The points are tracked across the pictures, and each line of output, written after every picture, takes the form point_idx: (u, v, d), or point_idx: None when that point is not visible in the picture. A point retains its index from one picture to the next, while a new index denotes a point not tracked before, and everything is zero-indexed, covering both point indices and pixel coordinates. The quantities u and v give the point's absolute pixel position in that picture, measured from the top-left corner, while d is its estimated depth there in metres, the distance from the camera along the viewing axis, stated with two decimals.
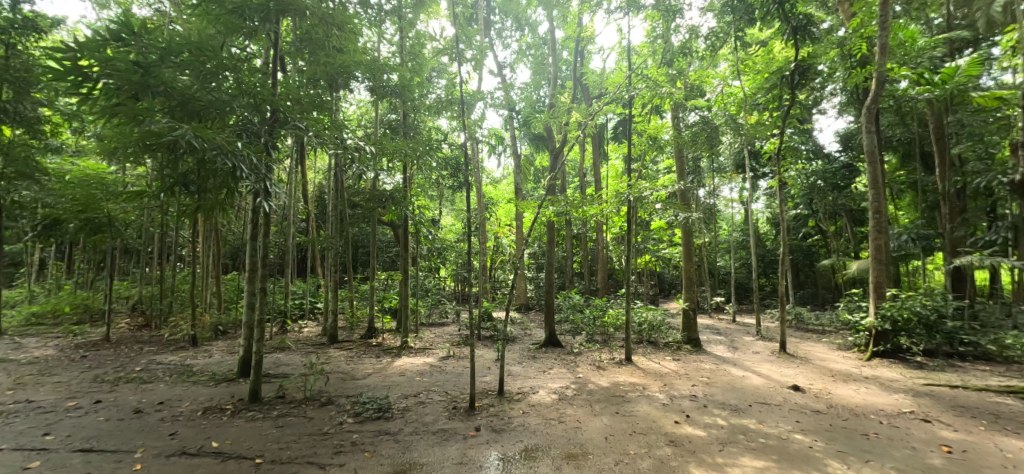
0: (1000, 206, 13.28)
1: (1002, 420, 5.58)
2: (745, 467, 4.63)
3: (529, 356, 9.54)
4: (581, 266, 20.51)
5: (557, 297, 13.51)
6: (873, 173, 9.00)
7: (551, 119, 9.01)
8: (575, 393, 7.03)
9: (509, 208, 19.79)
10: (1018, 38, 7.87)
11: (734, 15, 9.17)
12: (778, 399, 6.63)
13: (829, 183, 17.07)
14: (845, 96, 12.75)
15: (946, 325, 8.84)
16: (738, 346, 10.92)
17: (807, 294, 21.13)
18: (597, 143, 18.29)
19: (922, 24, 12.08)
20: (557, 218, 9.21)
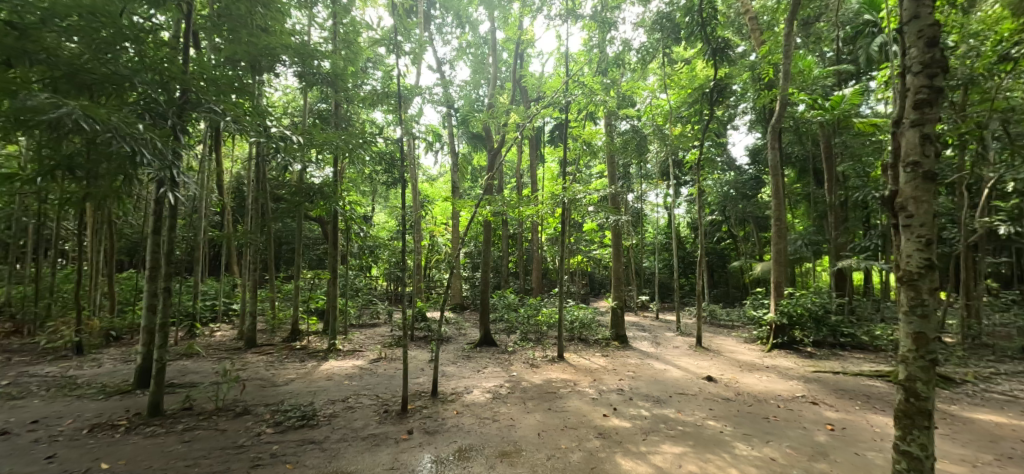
0: (872, 218, 15.49)
1: (871, 400, 6.54)
2: (666, 454, 4.99)
3: (464, 356, 9.49)
4: (516, 266, 20.81)
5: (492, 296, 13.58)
6: (775, 185, 10.07)
7: (490, 118, 8.97)
8: (509, 391, 7.10)
9: (445, 207, 19.52)
10: (891, 75, 9.20)
11: (662, 33, 9.87)
12: (694, 389, 7.22)
13: (739, 192, 18.86)
14: (754, 114, 14.16)
15: (832, 319, 10.14)
16: (661, 341, 11.69)
17: (718, 293, 23.16)
18: (534, 145, 18.64)
19: (819, 56, 13.71)
20: (494, 218, 9.24)
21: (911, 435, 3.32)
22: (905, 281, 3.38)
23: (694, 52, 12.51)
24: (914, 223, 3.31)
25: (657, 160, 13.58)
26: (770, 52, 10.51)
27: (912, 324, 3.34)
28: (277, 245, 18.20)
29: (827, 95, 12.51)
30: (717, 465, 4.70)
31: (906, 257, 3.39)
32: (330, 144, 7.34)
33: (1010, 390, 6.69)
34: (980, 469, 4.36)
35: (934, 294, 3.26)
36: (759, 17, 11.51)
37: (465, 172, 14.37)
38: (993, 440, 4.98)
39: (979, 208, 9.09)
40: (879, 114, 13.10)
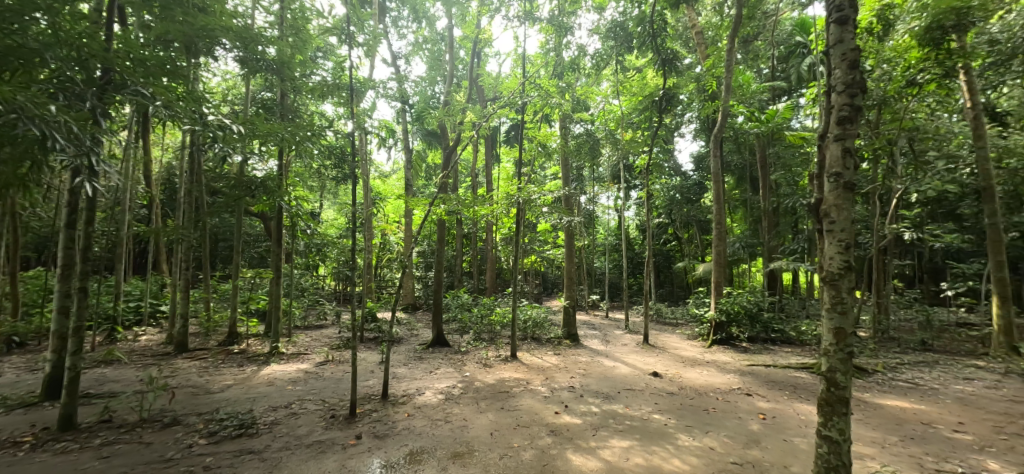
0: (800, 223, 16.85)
1: (797, 390, 7.12)
2: (614, 448, 5.17)
3: (416, 357, 9.30)
4: (469, 266, 20.69)
5: (445, 296, 13.40)
6: (716, 191, 10.69)
7: (445, 116, 8.77)
8: (462, 391, 7.05)
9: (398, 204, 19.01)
10: (818, 93, 10.05)
11: (616, 40, 10.26)
12: (641, 385, 7.53)
13: (684, 197, 19.89)
14: (698, 123, 14.97)
15: (764, 316, 10.93)
16: (610, 339, 12.07)
17: (663, 293, 24.27)
18: (490, 145, 18.63)
19: (756, 72, 14.76)
20: (449, 217, 9.14)
21: (832, 421, 3.64)
22: (828, 281, 3.70)
23: (645, 61, 12.99)
24: (836, 228, 3.64)
25: (609, 163, 14.01)
26: (714, 66, 11.16)
27: (833, 320, 3.66)
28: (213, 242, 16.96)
29: (763, 109, 13.48)
30: (662, 456, 4.93)
31: (828, 259, 3.71)
32: (273, 135, 6.85)
33: (912, 378, 7.51)
34: (887, 450, 4.88)
35: (851, 293, 3.58)
36: (705, 32, 12.20)
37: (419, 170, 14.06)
38: (897, 423, 5.59)
39: (889, 216, 10.10)
40: (807, 128, 14.34)
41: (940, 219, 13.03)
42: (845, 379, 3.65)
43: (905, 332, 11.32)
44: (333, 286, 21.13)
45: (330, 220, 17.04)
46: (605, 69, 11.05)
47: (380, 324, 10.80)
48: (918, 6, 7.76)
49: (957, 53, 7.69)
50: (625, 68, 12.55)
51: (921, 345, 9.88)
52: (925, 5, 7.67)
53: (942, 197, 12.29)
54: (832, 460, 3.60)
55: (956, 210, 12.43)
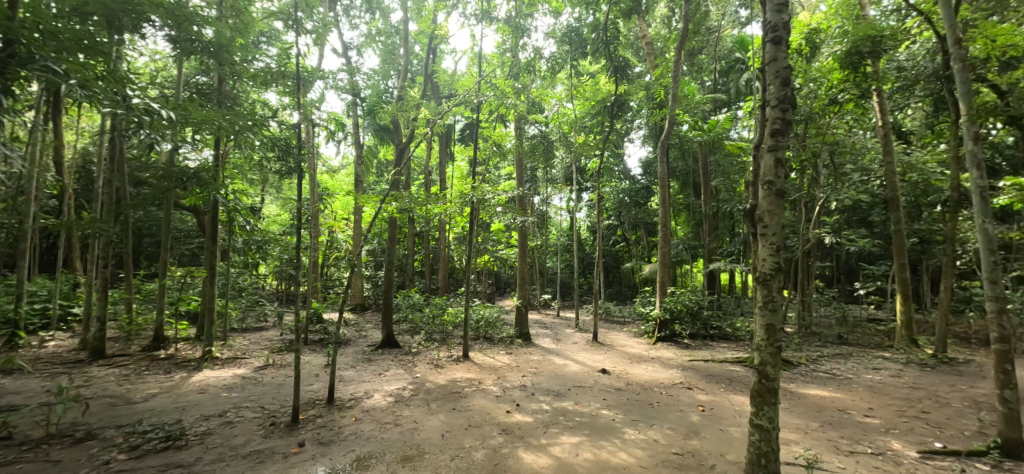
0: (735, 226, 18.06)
1: (732, 383, 7.62)
2: (564, 444, 5.28)
3: (365, 359, 8.98)
4: (421, 265, 20.33)
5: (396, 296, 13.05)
6: (663, 194, 11.20)
7: (397, 111, 8.43)
8: (412, 393, 6.90)
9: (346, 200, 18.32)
10: (754, 107, 10.82)
11: (570, 46, 10.32)
12: (590, 381, 7.74)
13: (632, 200, 20.69)
14: (647, 130, 15.64)
15: (704, 314, 11.61)
16: (561, 338, 12.29)
17: (612, 292, 25.10)
18: (444, 143, 18.39)
19: (701, 84, 15.66)
20: (400, 215, 8.93)
21: (763, 411, 3.89)
22: (761, 281, 3.97)
23: (598, 67, 13.35)
24: (769, 232, 3.91)
25: (563, 164, 14.30)
26: (662, 76, 11.73)
27: (765, 316, 3.94)
28: (136, 237, 15.50)
29: (705, 119, 14.33)
30: (610, 450, 5.10)
31: (761, 260, 4.00)
32: (209, 124, 6.32)
33: (831, 369, 8.26)
34: (809, 435, 5.35)
35: (780, 292, 3.90)
36: (654, 43, 12.85)
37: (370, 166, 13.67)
38: (818, 410, 6.14)
39: (813, 221, 11.05)
40: (744, 138, 15.42)
41: (854, 225, 14.42)
42: (773, 370, 3.94)
43: (824, 327, 12.44)
44: (274, 285, 19.97)
45: (272, 217, 16.11)
46: (560, 72, 11.08)
47: (325, 325, 10.31)
48: (841, 33, 8.61)
49: (871, 76, 8.49)
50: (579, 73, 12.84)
51: (837, 339, 10.93)
52: (846, 32, 8.51)
53: (856, 206, 13.60)
54: (762, 447, 3.86)
55: (868, 217, 13.78)
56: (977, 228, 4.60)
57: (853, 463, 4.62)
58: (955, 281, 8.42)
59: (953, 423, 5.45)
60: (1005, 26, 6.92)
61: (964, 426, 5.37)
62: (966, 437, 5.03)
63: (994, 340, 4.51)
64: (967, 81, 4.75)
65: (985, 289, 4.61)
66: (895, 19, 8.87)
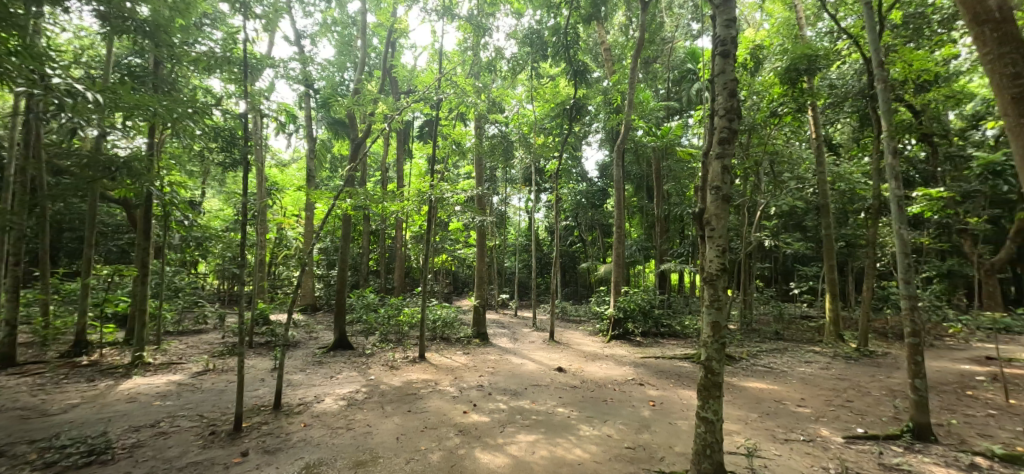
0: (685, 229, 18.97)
1: (680, 378, 7.99)
2: (521, 443, 5.32)
3: (315, 362, 8.61)
4: (376, 264, 19.79)
5: (350, 296, 12.60)
6: (618, 196, 11.52)
7: (353, 105, 8.10)
8: (365, 396, 6.69)
9: (296, 196, 17.47)
10: (703, 116, 11.42)
11: (532, 47, 10.77)
12: (547, 380, 7.85)
13: (589, 202, 21.24)
14: (604, 134, 16.09)
15: (655, 313, 12.08)
16: (518, 337, 12.37)
17: (569, 292, 25.59)
18: (401, 139, 17.99)
19: (656, 92, 16.32)
20: (355, 212, 8.65)
21: (708, 404, 4.05)
22: (707, 281, 4.14)
23: (558, 71, 13.54)
24: (715, 235, 4.10)
25: (522, 165, 14.45)
26: (619, 82, 12.12)
27: (710, 315, 4.11)
28: (54, 232, 14.03)
29: (658, 126, 14.95)
30: (565, 447, 5.19)
31: (708, 261, 4.17)
32: (142, 110, 5.79)
33: (768, 364, 8.85)
34: (749, 426, 5.71)
35: (725, 291, 4.08)
36: (612, 50, 13.28)
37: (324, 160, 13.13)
38: (757, 402, 6.56)
39: (754, 225, 11.79)
40: (694, 145, 16.22)
41: (789, 229, 15.51)
42: (718, 365, 4.12)
43: (762, 324, 13.32)
44: (215, 285, 18.78)
45: (213, 212, 15.09)
46: (520, 73, 11.40)
47: (273, 327, 9.76)
48: (781, 51, 9.22)
49: (807, 92, 9.08)
50: (539, 75, 12.99)
51: (774, 335, 11.73)
52: (786, 50, 9.08)
53: (791, 212, 14.64)
54: (707, 438, 4.04)
55: (801, 222, 14.89)
56: (895, 234, 5.05)
57: (787, 450, 4.98)
58: (875, 281, 9.28)
59: (873, 410, 6.01)
60: (920, 53, 7.66)
61: (882, 412, 5.93)
62: (883, 423, 5.56)
63: (908, 334, 4.98)
64: (888, 100, 5.20)
65: (900, 288, 5.10)
66: (830, 40, 9.80)
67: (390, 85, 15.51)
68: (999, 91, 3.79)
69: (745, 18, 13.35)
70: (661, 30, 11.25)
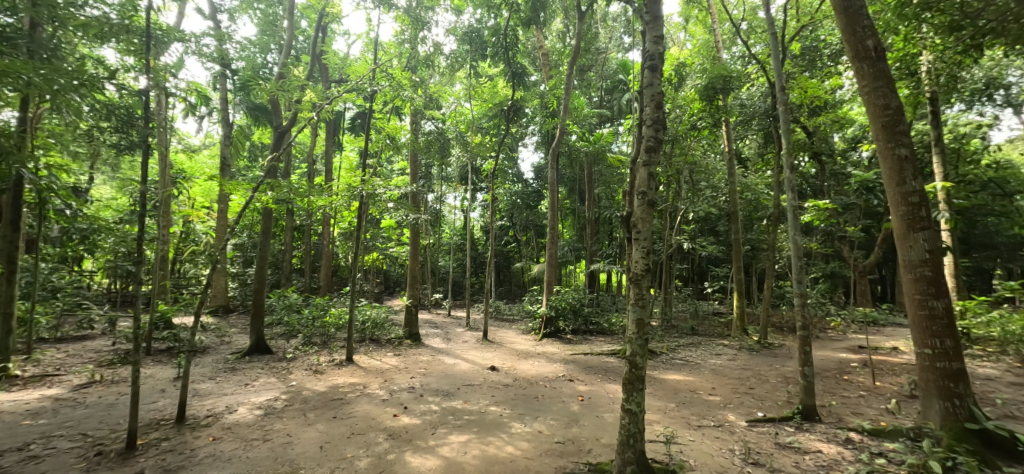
0: (613, 232, 19.95)
1: (607, 374, 8.39)
2: (453, 444, 5.26)
3: (228, 368, 7.86)
4: (301, 262, 18.59)
5: (268, 296, 11.48)
6: (553, 198, 11.77)
7: (277, 90, 7.28)
8: (285, 404, 6.23)
9: (206, 185, 15.79)
10: (631, 125, 12.11)
11: (471, 46, 10.96)
12: (479, 379, 7.85)
13: (524, 203, 21.68)
14: (540, 137, 16.45)
15: (585, 311, 12.57)
16: (451, 337, 12.23)
17: (503, 292, 25.84)
18: (330, 130, 17.00)
19: (589, 99, 17.05)
20: (276, 206, 8.03)
21: (632, 396, 4.19)
22: (633, 281, 4.26)
23: (497, 71, 13.61)
24: (641, 237, 4.27)
25: (458, 163, 14.34)
26: (555, 87, 12.50)
27: (635, 312, 4.26)
28: None
29: (591, 132, 15.62)
30: (497, 445, 5.23)
31: (634, 261, 4.30)
32: (12, 78, 4.88)
33: (684, 357, 9.60)
34: (667, 415, 6.15)
35: (649, 290, 4.24)
36: (551, 55, 13.64)
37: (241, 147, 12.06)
38: (675, 393, 7.09)
39: (674, 229, 12.74)
40: (622, 152, 17.15)
41: (703, 234, 16.94)
42: (641, 360, 4.29)
43: (679, 320, 14.40)
44: (104, 285, 16.47)
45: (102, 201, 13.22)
46: (458, 70, 11.47)
47: (176, 331, 8.81)
48: (701, 70, 10.04)
49: (721, 109, 10.00)
50: (477, 74, 12.96)
51: (689, 331, 12.74)
52: (705, 70, 9.93)
53: (705, 218, 15.99)
54: (630, 428, 4.18)
55: (714, 227, 16.34)
56: (790, 241, 5.70)
57: (700, 436, 5.44)
58: (773, 281, 10.42)
59: (770, 396, 6.75)
60: (813, 82, 8.75)
61: (777, 397, 6.69)
62: (779, 406, 6.29)
63: (799, 328, 5.65)
64: (789, 121, 5.85)
65: (794, 288, 5.76)
66: (741, 64, 10.87)
67: (319, 71, 14.58)
68: (870, 114, 4.88)
69: (672, 36, 14.39)
70: (595, 41, 11.80)
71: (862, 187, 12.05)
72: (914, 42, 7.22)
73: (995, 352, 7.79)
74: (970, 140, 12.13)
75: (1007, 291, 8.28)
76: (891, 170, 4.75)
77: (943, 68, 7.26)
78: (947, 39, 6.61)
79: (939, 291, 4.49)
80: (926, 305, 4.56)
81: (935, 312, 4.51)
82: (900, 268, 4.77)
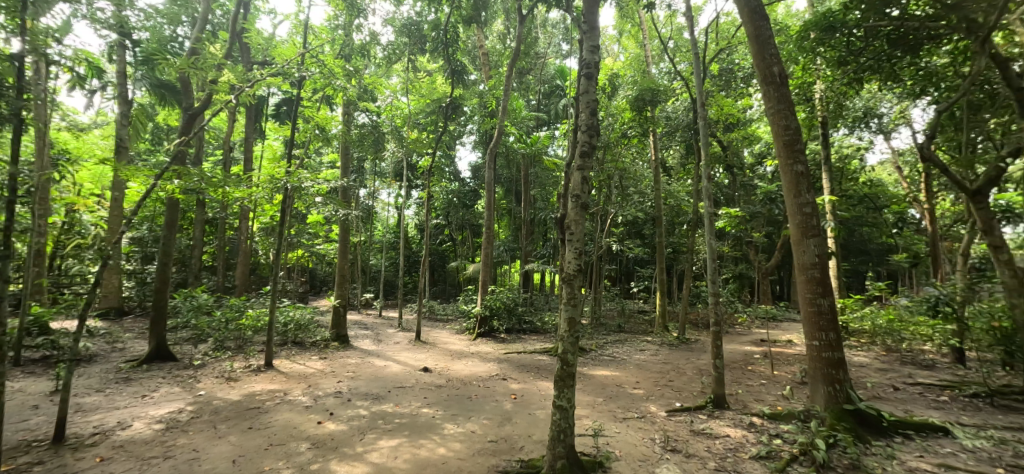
0: (548, 233, 20.44)
1: (540, 371, 8.57)
2: (382, 449, 5.07)
3: (121, 378, 6.93)
4: (213, 259, 16.94)
5: (173, 296, 10.16)
6: (490, 198, 11.75)
7: (188, 67, 6.50)
8: (192, 416, 5.61)
9: (96, 169, 13.84)
10: (568, 130, 12.47)
11: (410, 38, 11.23)
12: (411, 381, 7.65)
13: (460, 202, 21.49)
14: (478, 137, 16.41)
15: (519, 310, 12.74)
16: (382, 339, 11.78)
17: (437, 291, 25.48)
18: (251, 116, 15.66)
19: (528, 102, 17.33)
20: (183, 195, 7.32)
21: (562, 393, 4.26)
22: (566, 281, 4.32)
23: (436, 67, 13.35)
24: (574, 239, 4.34)
25: (393, 159, 13.88)
26: (494, 87, 12.60)
27: (568, 311, 4.32)
28: None
29: (529, 134, 15.94)
30: (429, 448, 5.13)
31: (567, 261, 4.36)
32: None
33: (612, 354, 10.09)
34: (596, 409, 6.42)
35: (581, 290, 4.31)
36: (491, 55, 13.68)
37: (142, 128, 10.69)
38: (603, 387, 7.43)
39: (603, 231, 13.40)
40: (558, 156, 17.67)
41: (630, 236, 17.94)
42: (572, 357, 4.38)
43: (607, 318, 15.12)
44: None
45: None
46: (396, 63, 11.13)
47: (55, 338, 7.49)
48: (632, 82, 10.66)
49: (648, 121, 10.75)
50: (416, 68, 12.63)
51: (616, 328, 13.42)
52: (635, 82, 10.55)
53: (633, 222, 16.95)
54: (561, 424, 4.24)
55: (640, 230, 17.36)
56: (705, 244, 6.19)
57: (626, 427, 5.76)
58: (691, 281, 11.26)
59: (687, 387, 7.32)
60: (728, 101, 9.65)
61: (693, 388, 7.27)
62: (694, 397, 6.84)
63: (712, 324, 6.16)
64: (707, 135, 6.28)
65: (708, 287, 6.27)
66: (667, 79, 11.68)
67: (239, 50, 13.37)
68: (774, 133, 5.47)
69: (607, 47, 15.08)
70: (535, 44, 12.01)
71: (765, 198, 13.46)
72: (810, 72, 8.22)
73: (866, 343, 9.38)
74: (851, 160, 13.94)
75: (876, 291, 9.71)
76: (790, 184, 5.35)
77: (832, 97, 8.33)
78: (836, 72, 7.55)
79: (825, 290, 5.14)
80: (815, 303, 5.20)
81: (822, 309, 5.16)
82: (795, 270, 5.38)
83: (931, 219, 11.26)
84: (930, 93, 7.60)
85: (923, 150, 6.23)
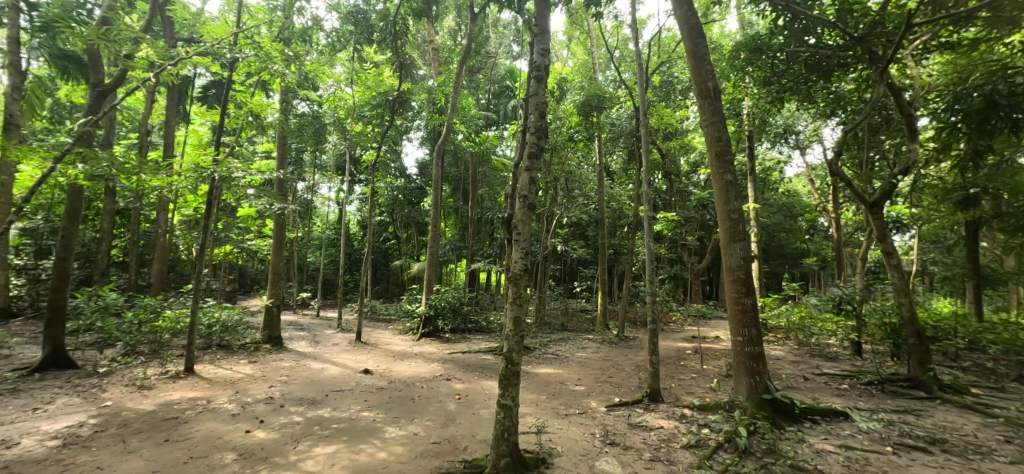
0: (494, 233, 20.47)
1: (484, 371, 8.56)
2: (318, 457, 4.81)
3: (6, 389, 6.03)
4: (123, 254, 15.23)
5: (74, 295, 8.97)
6: (436, 196, 11.53)
7: (96, 37, 5.77)
8: (95, 430, 4.99)
9: None
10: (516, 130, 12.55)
11: (355, 27, 10.51)
12: (350, 384, 7.34)
13: (405, 199, 20.98)
14: (425, 133, 16.10)
15: (464, 310, 12.65)
16: (320, 340, 11.18)
17: (379, 290, 24.70)
18: (174, 98, 14.25)
19: (479, 100, 17.26)
20: (88, 181, 6.50)
21: (507, 392, 4.27)
22: (512, 281, 4.34)
23: (383, 59, 12.89)
24: (522, 239, 4.36)
25: (336, 151, 13.25)
26: (444, 84, 12.44)
27: (513, 311, 4.32)
28: None
29: (478, 134, 15.91)
30: (369, 453, 4.95)
31: (514, 261, 4.38)
32: None
33: (555, 352, 10.30)
34: (540, 407, 6.53)
35: (527, 289, 4.34)
36: (441, 51, 13.43)
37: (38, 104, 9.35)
38: (546, 385, 7.57)
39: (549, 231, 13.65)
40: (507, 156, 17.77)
41: (574, 237, 18.46)
42: (517, 355, 4.40)
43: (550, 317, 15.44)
44: None
45: None
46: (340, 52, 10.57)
47: None
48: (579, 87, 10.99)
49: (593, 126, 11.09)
50: (363, 58, 12.14)
51: (560, 327, 13.74)
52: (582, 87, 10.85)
53: (577, 223, 17.45)
54: (506, 422, 4.25)
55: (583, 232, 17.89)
56: (644, 246, 6.46)
57: (568, 423, 5.91)
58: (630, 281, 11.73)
59: (625, 383, 7.64)
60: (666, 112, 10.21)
61: (631, 384, 7.61)
62: (632, 391, 7.15)
63: (649, 322, 6.48)
64: (648, 142, 6.57)
65: (646, 287, 6.57)
66: (612, 87, 12.07)
67: (162, 24, 12.13)
68: (708, 143, 5.85)
69: (557, 51, 15.37)
70: (486, 43, 11.96)
71: (698, 204, 14.37)
72: (740, 89, 8.94)
73: (781, 337, 10.28)
74: (771, 172, 15.23)
75: (791, 290, 10.70)
76: (722, 191, 5.75)
77: (758, 113, 9.08)
78: (762, 91, 8.22)
79: (749, 289, 5.59)
80: (740, 301, 5.65)
81: (746, 307, 5.61)
82: (723, 271, 5.80)
83: (837, 226, 12.61)
84: (838, 115, 8.51)
85: (832, 166, 6.84)
